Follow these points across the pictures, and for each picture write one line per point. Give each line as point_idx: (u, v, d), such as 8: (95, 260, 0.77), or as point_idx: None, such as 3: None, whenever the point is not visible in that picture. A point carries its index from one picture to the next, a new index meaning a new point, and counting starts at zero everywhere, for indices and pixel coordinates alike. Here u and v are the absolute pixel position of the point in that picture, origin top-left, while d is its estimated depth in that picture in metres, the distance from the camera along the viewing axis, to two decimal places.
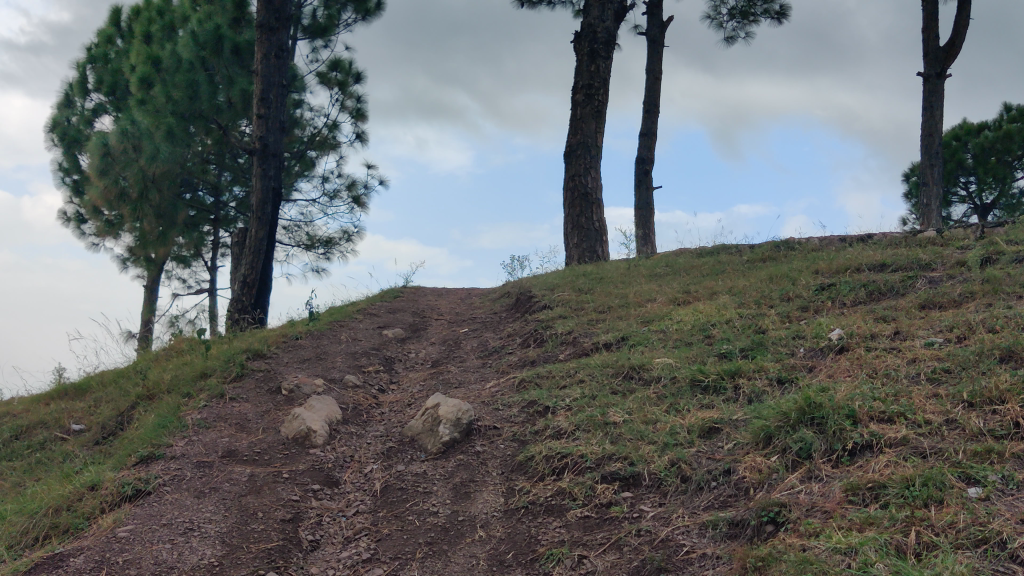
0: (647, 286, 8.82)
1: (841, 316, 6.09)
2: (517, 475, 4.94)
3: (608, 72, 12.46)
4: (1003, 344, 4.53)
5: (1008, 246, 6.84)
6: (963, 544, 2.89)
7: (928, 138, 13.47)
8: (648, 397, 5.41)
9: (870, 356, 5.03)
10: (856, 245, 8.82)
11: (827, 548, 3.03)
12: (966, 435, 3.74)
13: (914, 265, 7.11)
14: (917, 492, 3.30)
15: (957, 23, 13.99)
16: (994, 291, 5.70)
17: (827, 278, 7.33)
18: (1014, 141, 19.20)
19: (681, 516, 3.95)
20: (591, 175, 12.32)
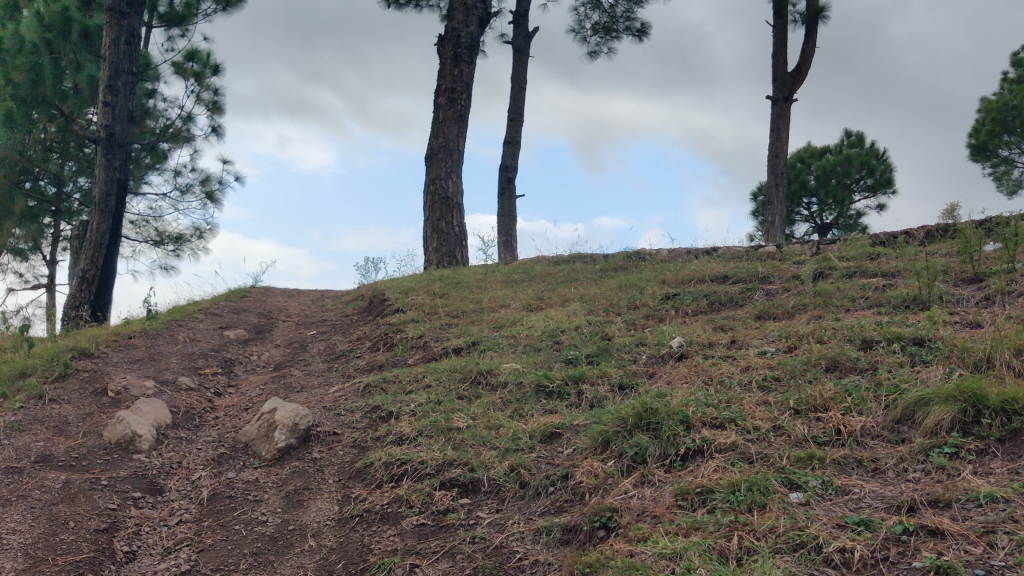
0: (501, 292, 8.79)
1: (683, 324, 6.21)
2: (353, 482, 4.76)
3: (471, 77, 12.42)
4: (829, 354, 4.70)
5: (840, 262, 7.16)
6: (781, 548, 2.92)
7: (774, 158, 14.06)
8: (493, 402, 5.34)
9: (708, 363, 5.13)
10: (702, 257, 9.06)
11: (652, 553, 3.02)
12: (791, 441, 3.83)
13: (753, 277, 7.36)
14: (742, 497, 3.35)
15: (804, 51, 14.67)
16: (824, 303, 5.93)
17: (673, 288, 7.49)
18: (854, 165, 20.30)
19: (517, 522, 3.89)
20: (451, 179, 12.22)
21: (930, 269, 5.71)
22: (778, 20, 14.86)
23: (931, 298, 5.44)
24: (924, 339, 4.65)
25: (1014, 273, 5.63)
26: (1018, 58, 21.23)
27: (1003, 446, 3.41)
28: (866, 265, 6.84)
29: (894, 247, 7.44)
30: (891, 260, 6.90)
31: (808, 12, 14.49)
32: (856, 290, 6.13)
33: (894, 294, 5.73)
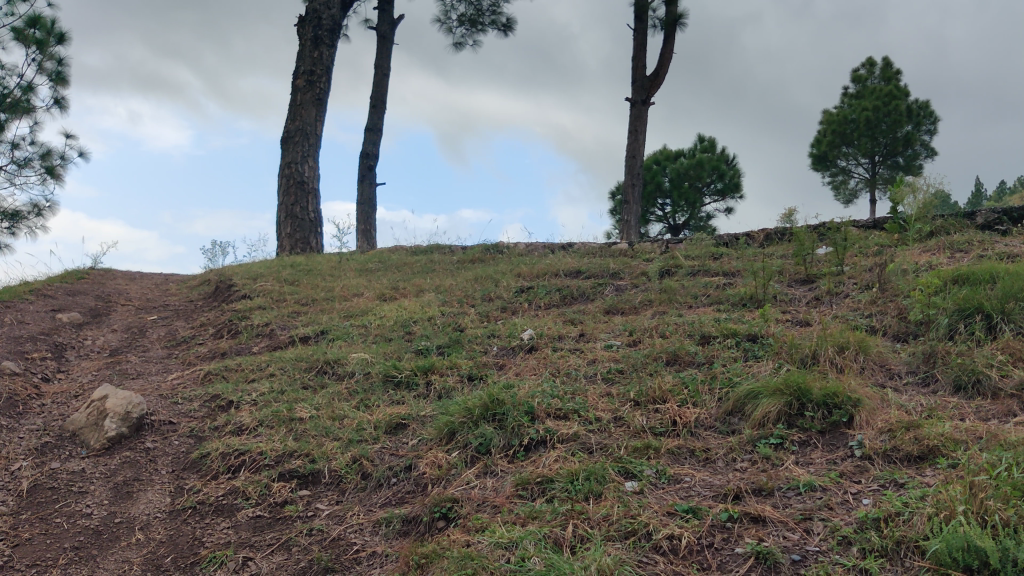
0: (354, 281, 8.65)
1: (535, 317, 6.26)
2: (188, 473, 4.57)
3: (331, 60, 12.17)
4: (670, 348, 4.84)
5: (685, 260, 7.40)
6: (613, 536, 2.96)
7: (632, 159, 14.40)
8: (339, 392, 5.24)
9: (556, 355, 5.20)
10: (557, 251, 9.18)
11: (488, 543, 3.00)
12: (630, 432, 3.91)
13: (604, 272, 7.51)
14: (580, 486, 3.38)
15: (662, 55, 15.10)
16: (669, 299, 6.11)
17: (526, 281, 7.56)
18: (705, 170, 20.99)
19: (357, 514, 3.82)
20: (307, 164, 11.93)
21: (767, 269, 5.97)
22: (638, 24, 15.23)
23: (767, 297, 5.70)
24: (757, 336, 4.86)
25: (842, 275, 5.96)
26: (857, 75, 22.52)
27: (823, 438, 3.60)
28: (709, 264, 7.10)
29: (736, 248, 7.75)
30: (732, 260, 7.18)
31: (667, 17, 14.92)
32: (699, 287, 6.35)
33: (734, 292, 5.96)
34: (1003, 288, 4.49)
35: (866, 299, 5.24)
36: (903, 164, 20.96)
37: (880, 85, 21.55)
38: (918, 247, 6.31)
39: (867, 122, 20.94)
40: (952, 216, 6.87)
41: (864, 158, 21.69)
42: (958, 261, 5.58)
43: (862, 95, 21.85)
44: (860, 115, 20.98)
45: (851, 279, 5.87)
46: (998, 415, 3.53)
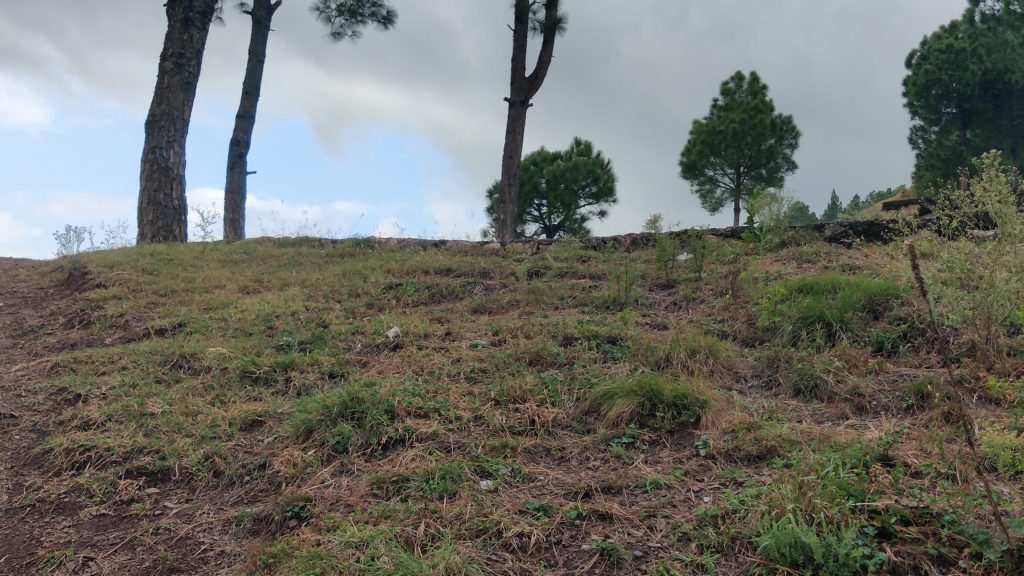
0: (218, 272, 8.40)
1: (401, 315, 6.23)
2: (27, 469, 4.32)
3: (201, 44, 11.79)
4: (532, 349, 4.91)
5: (554, 262, 7.52)
6: (464, 534, 2.97)
7: (509, 159, 14.53)
8: (194, 387, 5.10)
9: (420, 353, 5.20)
10: (429, 248, 9.17)
11: (339, 543, 2.99)
12: (489, 430, 3.93)
13: (474, 271, 7.56)
14: (435, 484, 3.39)
15: (541, 58, 15.28)
16: (536, 299, 6.20)
17: (396, 278, 7.52)
18: (580, 172, 21.22)
19: (206, 513, 3.73)
20: (173, 149, 11.52)
21: (629, 274, 6.13)
22: (519, 24, 15.37)
23: (628, 300, 5.86)
24: (616, 338, 4.99)
25: (700, 281, 6.19)
26: (726, 88, 23.31)
27: (671, 438, 3.73)
28: (576, 267, 7.24)
29: (604, 251, 7.93)
30: (599, 263, 7.34)
31: (546, 21, 15.11)
32: (565, 289, 6.46)
33: (598, 295, 6.10)
34: (843, 298, 4.76)
35: (720, 305, 5.46)
36: (766, 175, 21.98)
37: (747, 99, 22.34)
38: (771, 256, 6.62)
39: (733, 133, 21.74)
40: (803, 227, 7.24)
41: (730, 169, 22.54)
42: (806, 271, 5.89)
43: (730, 107, 22.63)
44: (728, 127, 21.76)
45: (707, 286, 6.10)
46: (832, 417, 3.75)
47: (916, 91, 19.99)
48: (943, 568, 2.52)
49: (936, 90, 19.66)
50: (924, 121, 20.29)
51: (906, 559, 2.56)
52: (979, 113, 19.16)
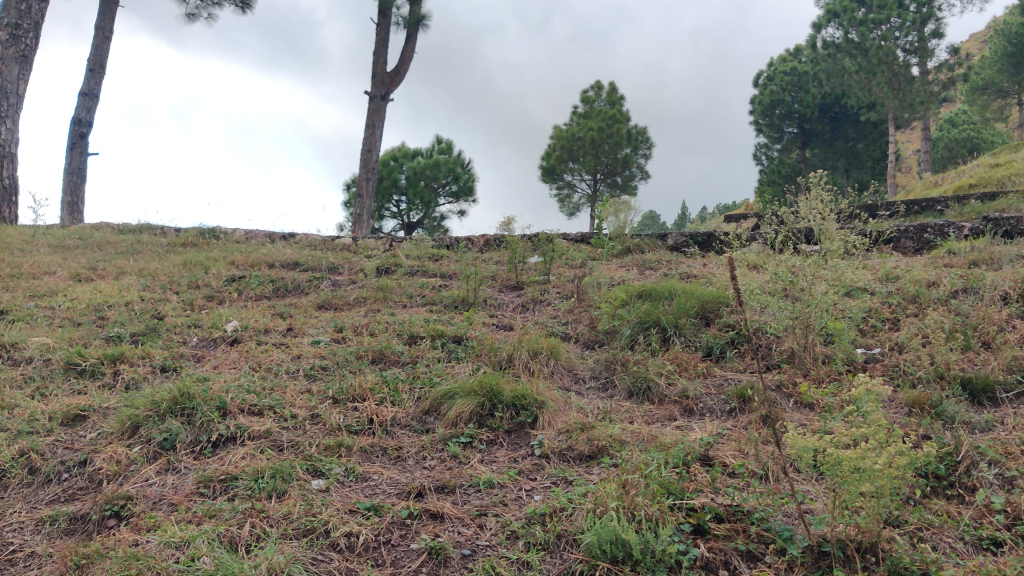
0: (48, 258, 7.94)
1: (242, 309, 6.06)
2: None
3: (41, 16, 11.11)
4: (375, 347, 4.87)
5: (405, 259, 7.49)
6: (290, 534, 2.92)
7: (367, 154, 14.33)
8: (12, 378, 4.79)
9: (259, 349, 5.07)
10: (277, 241, 8.96)
11: (158, 543, 2.88)
12: (325, 429, 3.87)
13: (323, 266, 7.44)
14: (264, 484, 3.31)
15: (403, 53, 15.17)
16: (383, 297, 6.15)
17: (239, 270, 7.31)
18: (441, 170, 20.27)
19: (18, 511, 3.50)
20: (4, 126, 10.81)
21: (478, 274, 6.16)
22: (382, 18, 15.23)
23: (476, 300, 5.89)
24: (461, 338, 5.02)
25: (547, 283, 6.29)
26: (586, 96, 23.80)
27: (508, 437, 3.74)
28: (427, 265, 7.23)
29: (455, 251, 7.94)
30: (449, 262, 7.36)
31: (410, 17, 15.02)
32: (414, 288, 6.44)
33: (447, 294, 6.08)
34: (678, 304, 4.95)
35: (566, 308, 5.56)
36: (621, 183, 22.80)
37: (605, 108, 22.79)
38: (615, 262, 6.80)
39: (591, 141, 22.00)
40: (648, 236, 7.49)
41: (587, 176, 22.92)
42: (647, 279, 6.08)
43: (589, 115, 22.99)
44: (586, 134, 22.00)
45: (554, 288, 6.20)
46: (661, 419, 3.89)
47: (763, 109, 20.68)
48: (750, 564, 2.63)
49: (779, 109, 20.43)
50: (768, 139, 21.35)
51: (718, 555, 2.66)
52: (817, 133, 20.32)
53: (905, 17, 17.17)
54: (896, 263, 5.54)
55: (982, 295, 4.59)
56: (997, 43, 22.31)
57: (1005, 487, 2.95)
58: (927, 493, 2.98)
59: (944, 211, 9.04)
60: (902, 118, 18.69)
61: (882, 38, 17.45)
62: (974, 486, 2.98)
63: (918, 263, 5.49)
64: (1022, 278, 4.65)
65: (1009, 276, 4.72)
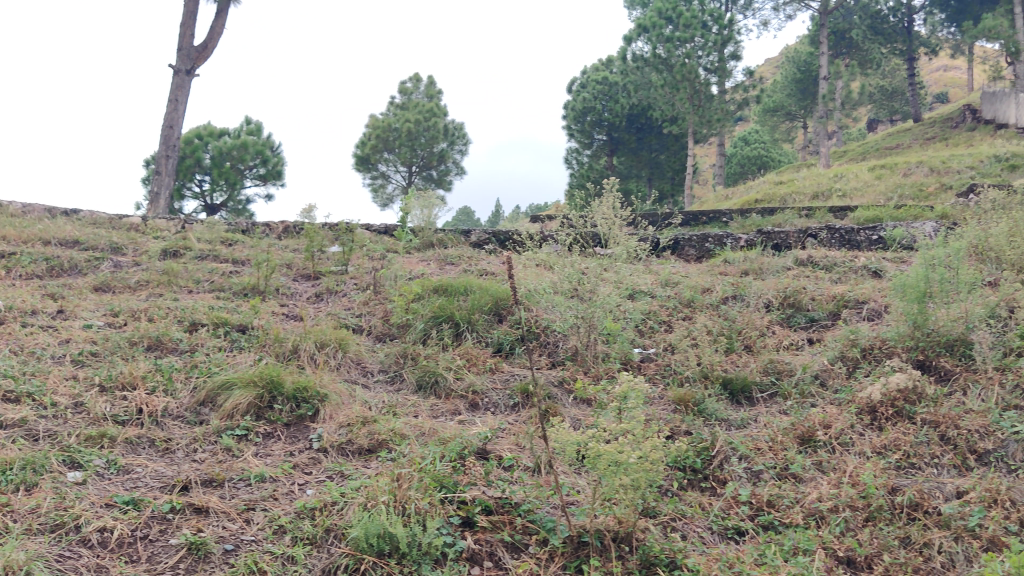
0: None
1: (8, 288, 5.61)
2: None
3: None
4: (152, 333, 4.63)
5: (196, 242, 7.17)
6: (37, 529, 2.73)
7: (168, 130, 13.54)
8: None
9: (23, 332, 4.71)
10: (56, 217, 8.35)
11: None
12: (89, 419, 3.63)
13: (105, 246, 7.01)
14: (11, 476, 3.07)
15: (212, 28, 14.53)
16: (168, 281, 5.87)
17: (9, 246, 6.76)
18: (249, 151, 18.82)
19: None
20: None
21: (270, 262, 5.98)
22: None
23: (268, 289, 5.72)
24: (247, 327, 4.86)
25: (344, 274, 6.19)
26: (403, 87, 23.60)
27: (286, 430, 3.65)
28: (218, 250, 6.97)
29: (252, 237, 7.68)
30: (244, 249, 7.12)
31: None
32: (203, 273, 6.19)
33: (236, 281, 5.86)
34: (472, 300, 4.97)
35: (360, 299, 5.47)
36: (436, 177, 22.89)
37: (423, 101, 22.73)
38: (415, 255, 6.79)
39: (408, 133, 21.67)
40: (450, 231, 7.54)
41: (402, 166, 22.37)
42: (444, 274, 6.10)
43: (407, 107, 22.83)
44: (404, 125, 21.61)
45: (351, 279, 6.11)
46: (445, 413, 3.87)
47: (575, 115, 20.77)
48: (514, 555, 2.65)
49: (591, 117, 20.67)
50: (579, 144, 21.48)
51: (483, 547, 2.67)
52: (624, 142, 21.04)
53: (707, 38, 18.25)
54: (677, 269, 5.84)
55: (748, 302, 4.93)
56: (788, 69, 24.09)
57: (751, 480, 3.16)
58: (683, 485, 3.14)
59: (727, 224, 9.63)
60: (701, 132, 19.75)
61: (686, 56, 18.25)
62: (724, 479, 3.18)
63: (698, 270, 5.82)
64: (783, 288, 5.04)
65: (772, 286, 5.10)
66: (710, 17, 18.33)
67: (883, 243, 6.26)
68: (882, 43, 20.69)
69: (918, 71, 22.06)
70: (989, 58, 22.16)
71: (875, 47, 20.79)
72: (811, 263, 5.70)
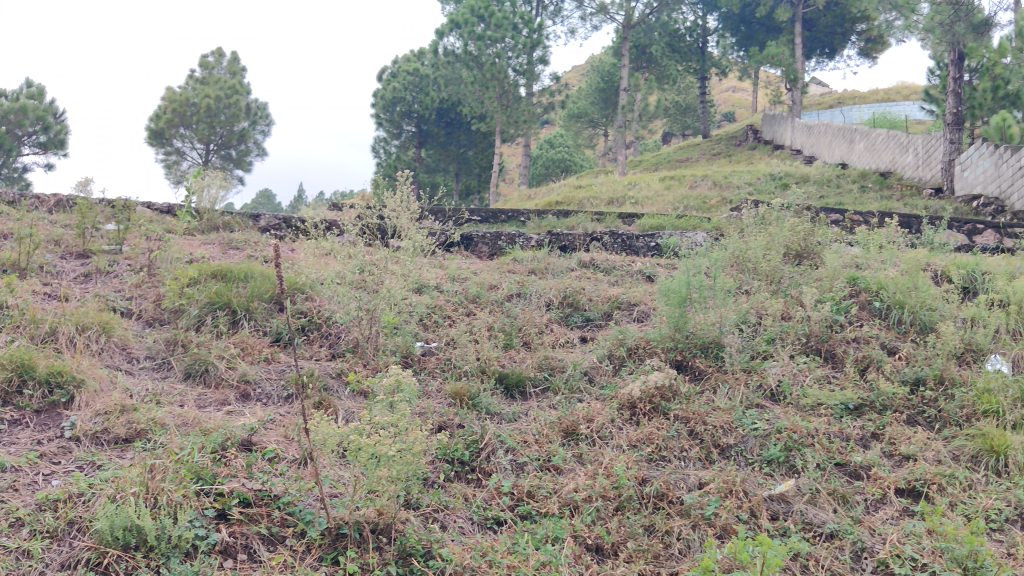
0: None
1: None
2: None
3: None
4: None
5: None
6: None
7: None
8: None
9: None
10: None
11: None
12: None
13: None
14: None
15: None
16: None
17: None
18: (29, 117, 17.39)
19: None
20: None
21: (34, 237, 5.56)
22: None
23: (30, 266, 5.32)
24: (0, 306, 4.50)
25: (118, 254, 5.86)
26: (204, 60, 22.55)
27: (36, 418, 3.42)
28: None
29: (18, 209, 7.12)
30: (7, 221, 6.58)
31: None
32: None
33: None
34: (252, 287, 4.82)
35: (133, 282, 5.20)
36: (235, 157, 22.18)
37: (225, 77, 21.86)
38: (197, 238, 6.52)
39: (207, 109, 20.75)
40: (238, 215, 7.32)
41: (199, 143, 21.33)
42: (226, 259, 5.91)
43: (206, 81, 21.85)
44: (203, 101, 20.68)
45: (126, 259, 5.79)
46: (213, 403, 3.76)
47: (383, 105, 20.34)
48: (270, 547, 2.62)
49: (399, 107, 20.38)
50: (387, 134, 21.08)
51: (238, 539, 2.62)
52: (433, 136, 20.99)
53: (518, 40, 18.55)
54: (466, 265, 5.93)
55: (530, 300, 5.09)
56: (591, 78, 25.04)
57: (515, 471, 3.27)
58: (449, 477, 3.20)
59: (525, 223, 9.85)
60: (507, 132, 20.11)
61: (497, 55, 18.47)
62: (490, 471, 3.26)
63: (486, 267, 5.93)
64: (564, 288, 5.23)
65: (553, 285, 5.29)
66: (520, 20, 18.70)
67: (660, 250, 6.63)
68: (678, 61, 21.92)
69: (710, 90, 23.40)
70: (771, 83, 23.85)
71: (671, 64, 22.00)
72: (593, 265, 5.95)
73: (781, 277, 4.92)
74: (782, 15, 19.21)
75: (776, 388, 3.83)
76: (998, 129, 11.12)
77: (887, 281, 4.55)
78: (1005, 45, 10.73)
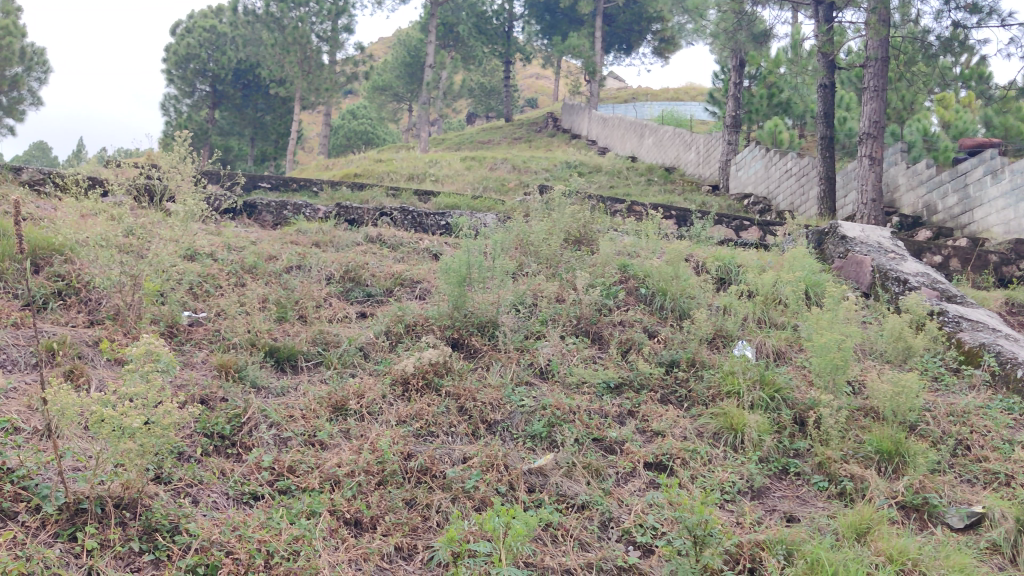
0: None
1: None
2: None
3: None
4: None
5: None
6: None
7: None
8: None
9: None
10: None
11: None
12: None
13: None
14: None
15: None
16: None
17: None
18: None
19: None
20: None
21: None
22: None
23: None
24: None
25: None
26: None
27: None
28: None
29: None
30: None
31: None
32: None
33: None
34: (3, 245, 4.46)
35: None
36: (5, 104, 20.34)
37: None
38: None
39: None
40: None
41: None
42: None
43: None
44: None
45: None
46: None
47: (175, 60, 19.10)
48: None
49: (193, 64, 19.25)
50: (177, 91, 19.88)
51: None
52: (228, 97, 20.13)
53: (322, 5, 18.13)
54: (246, 234, 5.76)
55: (310, 273, 5.01)
56: (397, 51, 24.80)
57: (278, 446, 3.22)
58: (207, 451, 3.11)
59: (316, 193, 9.65)
60: (307, 100, 19.52)
61: (300, 20, 17.96)
62: (251, 445, 3.19)
63: (268, 237, 5.79)
64: (345, 262, 5.19)
65: (335, 259, 5.23)
66: None
67: (449, 230, 6.69)
68: (484, 43, 22.14)
69: (513, 74, 23.77)
70: (572, 74, 24.58)
71: (478, 46, 22.16)
72: (379, 240, 5.94)
73: (558, 261, 5.11)
74: (584, 8, 19.80)
75: (545, 367, 3.98)
76: (771, 134, 11.95)
77: (653, 270, 4.84)
78: (779, 56, 11.60)
